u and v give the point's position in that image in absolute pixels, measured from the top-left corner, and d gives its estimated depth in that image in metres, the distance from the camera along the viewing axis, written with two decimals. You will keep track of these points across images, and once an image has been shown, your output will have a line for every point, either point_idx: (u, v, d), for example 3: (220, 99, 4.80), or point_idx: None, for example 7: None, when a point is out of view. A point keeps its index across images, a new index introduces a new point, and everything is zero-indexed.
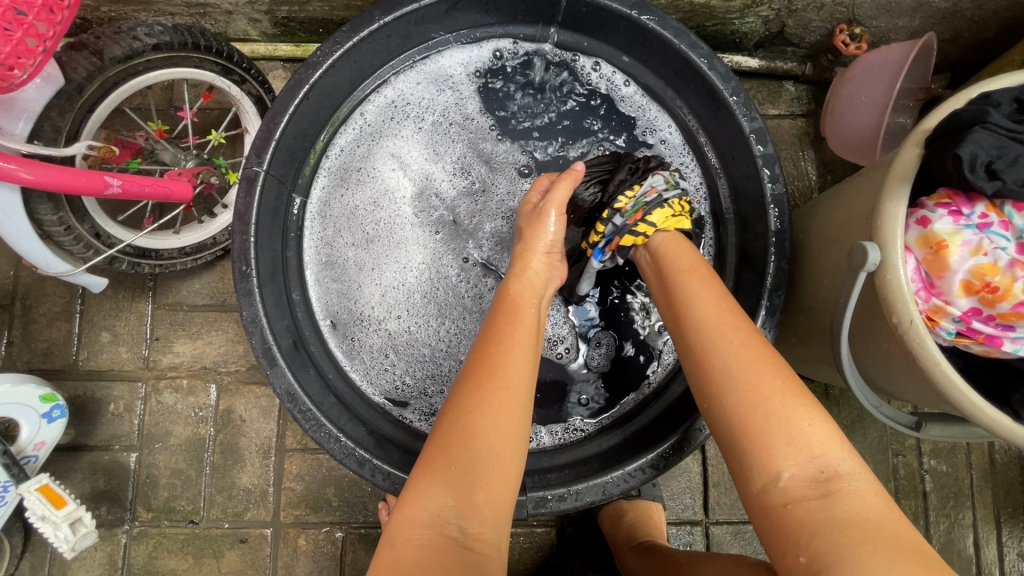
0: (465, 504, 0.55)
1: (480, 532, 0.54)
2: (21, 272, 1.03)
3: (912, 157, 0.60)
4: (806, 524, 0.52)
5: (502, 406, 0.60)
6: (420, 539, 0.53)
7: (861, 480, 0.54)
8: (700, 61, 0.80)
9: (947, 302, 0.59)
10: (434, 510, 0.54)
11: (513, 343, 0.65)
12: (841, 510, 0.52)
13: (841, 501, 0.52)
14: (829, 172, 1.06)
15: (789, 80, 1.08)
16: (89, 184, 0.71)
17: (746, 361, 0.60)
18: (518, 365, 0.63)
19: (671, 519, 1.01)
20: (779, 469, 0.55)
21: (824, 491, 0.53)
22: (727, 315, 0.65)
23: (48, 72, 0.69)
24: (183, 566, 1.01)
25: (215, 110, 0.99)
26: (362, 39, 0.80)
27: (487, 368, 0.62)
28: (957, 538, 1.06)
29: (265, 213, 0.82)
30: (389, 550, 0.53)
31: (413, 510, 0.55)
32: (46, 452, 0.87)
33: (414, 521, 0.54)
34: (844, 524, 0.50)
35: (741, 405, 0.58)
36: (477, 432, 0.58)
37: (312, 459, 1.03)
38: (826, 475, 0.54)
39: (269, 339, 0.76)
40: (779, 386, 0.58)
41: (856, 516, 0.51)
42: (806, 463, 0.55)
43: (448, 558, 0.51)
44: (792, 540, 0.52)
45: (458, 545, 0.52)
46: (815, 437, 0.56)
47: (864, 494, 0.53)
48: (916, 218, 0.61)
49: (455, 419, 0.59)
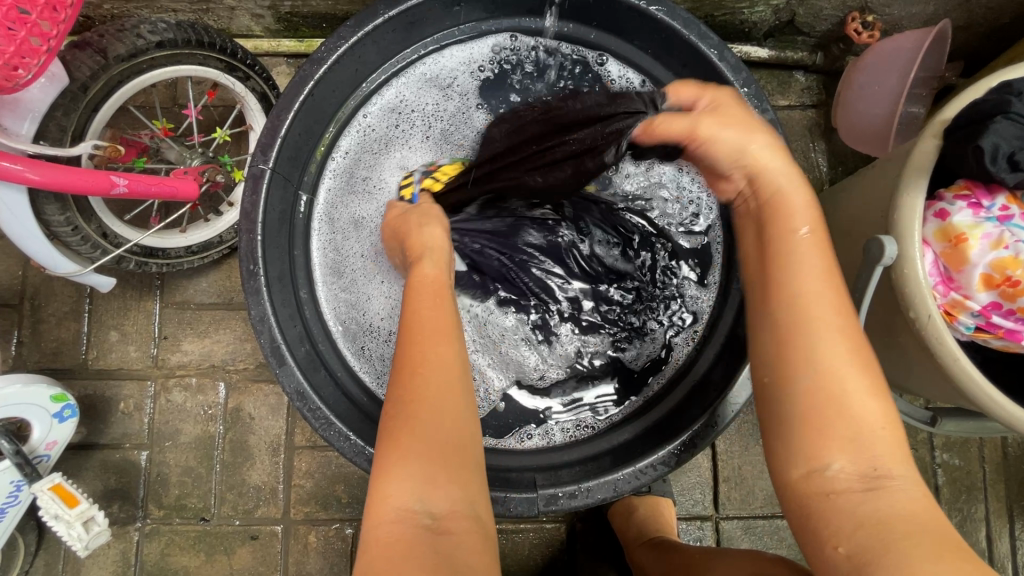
0: (427, 490, 0.54)
1: (445, 510, 0.54)
2: (29, 273, 1.03)
3: (931, 148, 0.59)
4: (848, 516, 0.50)
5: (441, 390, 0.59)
6: (393, 535, 0.52)
7: (912, 482, 0.51)
8: (710, 53, 0.78)
9: (967, 297, 0.58)
10: (399, 504, 0.54)
11: (426, 324, 0.64)
12: (890, 505, 0.50)
13: (888, 494, 0.50)
14: (840, 163, 1.05)
15: (799, 70, 1.06)
16: (95, 184, 0.71)
17: (836, 336, 0.55)
18: (442, 344, 0.62)
19: (681, 514, 1.01)
20: (830, 458, 0.52)
21: (873, 487, 0.51)
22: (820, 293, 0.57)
23: (53, 72, 0.69)
24: (194, 563, 1.01)
25: (219, 107, 0.99)
26: (367, 33, 0.79)
27: (418, 350, 0.62)
28: (970, 532, 1.05)
29: (272, 211, 0.81)
30: (365, 555, 0.52)
31: (381, 508, 0.54)
32: (58, 451, 0.87)
33: (384, 520, 0.53)
34: (889, 518, 0.48)
35: (810, 389, 0.54)
36: (420, 418, 0.57)
37: (321, 456, 1.03)
38: (878, 471, 0.52)
39: (278, 338, 0.76)
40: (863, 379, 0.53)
41: (906, 511, 0.49)
42: (860, 458, 0.52)
43: (423, 550, 0.51)
44: (835, 533, 0.50)
45: (429, 532, 0.52)
46: (875, 435, 0.53)
47: (916, 498, 0.50)
48: (935, 211, 0.59)
49: (400, 410, 0.58)
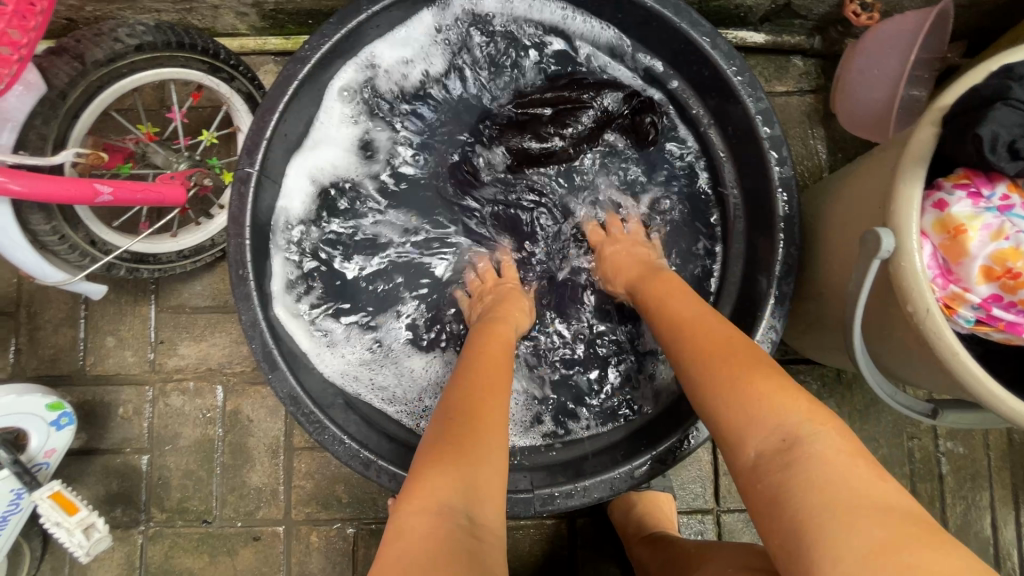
0: (473, 494, 0.53)
1: (485, 521, 0.53)
2: (24, 280, 1.03)
3: (928, 137, 0.57)
4: (774, 501, 0.50)
5: (497, 416, 0.61)
6: (428, 529, 0.50)
7: (823, 441, 0.51)
8: (702, 40, 0.76)
9: (966, 290, 0.56)
10: (442, 499, 0.52)
11: (488, 364, 0.68)
12: (802, 479, 0.49)
13: (799, 458, 0.50)
14: (840, 149, 1.02)
15: (797, 54, 1.03)
16: (80, 193, 0.70)
17: (712, 345, 0.62)
18: (507, 383, 0.66)
19: (681, 508, 1.01)
20: (748, 448, 0.54)
21: (787, 462, 0.51)
22: (699, 315, 0.66)
23: (29, 80, 0.67)
24: (198, 565, 1.02)
25: (207, 109, 0.98)
26: (351, 29, 0.78)
27: (487, 379, 0.65)
28: (975, 520, 1.04)
29: (261, 214, 0.80)
30: (396, 542, 0.50)
31: (421, 501, 0.53)
32: (57, 459, 0.88)
33: (421, 509, 0.52)
34: (806, 491, 0.48)
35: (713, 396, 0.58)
36: (480, 427, 0.58)
37: (321, 457, 1.03)
38: (789, 442, 0.52)
39: (270, 343, 0.75)
40: (754, 362, 0.58)
41: (821, 473, 0.49)
42: (766, 435, 0.53)
43: (454, 548, 0.49)
44: (769, 519, 0.50)
45: (464, 533, 0.51)
46: (772, 399, 0.54)
47: (826, 455, 0.50)
48: (933, 201, 0.58)
49: (463, 418, 0.59)
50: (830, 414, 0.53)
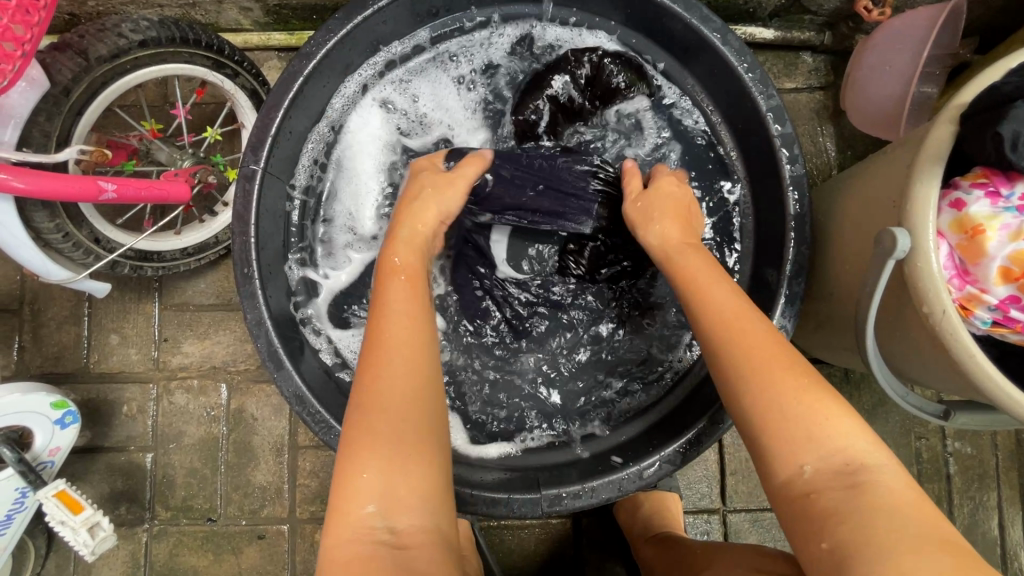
0: (387, 505, 0.53)
1: (409, 526, 0.53)
2: (27, 278, 1.03)
3: (944, 135, 0.56)
4: (831, 515, 0.50)
5: (403, 404, 0.56)
6: (351, 553, 0.51)
7: (888, 470, 0.51)
8: (712, 37, 0.75)
9: (984, 291, 0.55)
10: (359, 519, 0.52)
11: (390, 328, 0.61)
12: (868, 500, 0.49)
13: (867, 488, 0.50)
14: (849, 147, 1.01)
15: (806, 51, 1.02)
16: (83, 190, 0.69)
17: (768, 354, 0.57)
18: (405, 348, 0.59)
19: (687, 508, 1.00)
20: (800, 464, 0.53)
21: (853, 483, 0.50)
22: (737, 308, 0.60)
23: (32, 76, 0.66)
24: (203, 563, 1.02)
25: (210, 105, 0.97)
26: (357, 25, 0.77)
27: (375, 354, 0.59)
28: (982, 521, 1.03)
29: (266, 211, 0.80)
30: (323, 568, 0.52)
31: (342, 521, 0.53)
32: (61, 458, 0.88)
33: (342, 535, 0.52)
34: (874, 513, 0.48)
35: (764, 410, 0.54)
36: (381, 425, 0.55)
37: (325, 456, 1.03)
38: (852, 467, 0.51)
39: (275, 342, 0.75)
40: (813, 381, 0.55)
41: (890, 500, 0.49)
42: (830, 456, 0.52)
43: (379, 567, 0.50)
44: (817, 535, 0.50)
45: (386, 547, 0.51)
46: (839, 424, 0.53)
47: (891, 483, 0.50)
48: (950, 200, 0.57)
49: (359, 415, 0.56)
50: (887, 444, 0.54)
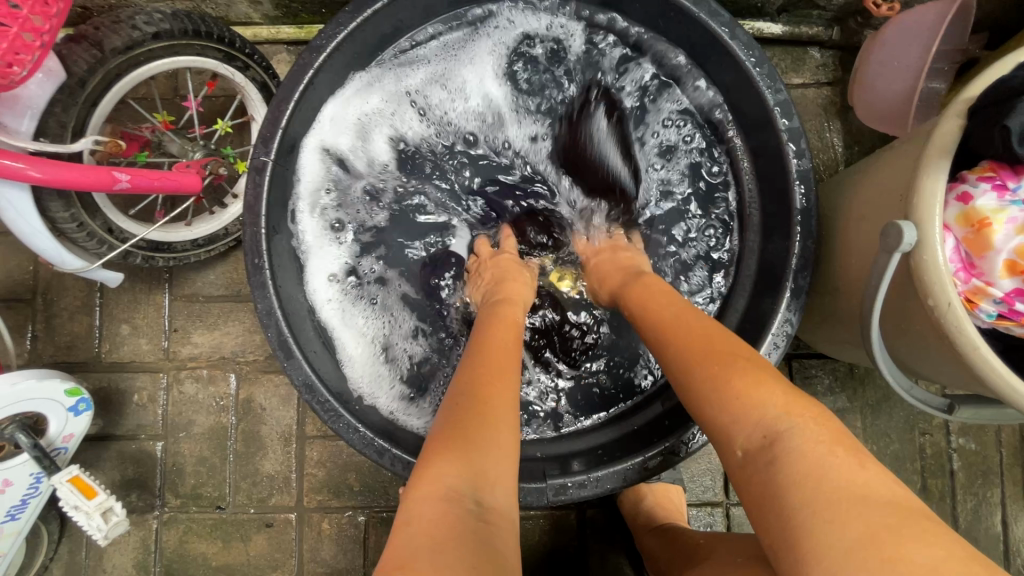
0: (479, 478, 0.53)
1: (497, 507, 0.52)
2: (40, 267, 1.04)
3: (952, 128, 0.57)
4: (763, 499, 0.49)
5: (503, 402, 0.60)
6: (435, 514, 0.50)
7: (805, 434, 0.50)
8: (721, 31, 0.75)
9: (989, 284, 0.56)
10: (449, 485, 0.52)
11: (495, 351, 0.67)
12: (789, 474, 0.48)
13: (785, 452, 0.49)
14: (856, 143, 1.01)
15: (814, 46, 1.02)
16: (97, 180, 0.71)
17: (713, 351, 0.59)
18: (511, 372, 0.65)
19: (691, 501, 1.01)
20: (732, 447, 0.53)
21: (771, 457, 0.50)
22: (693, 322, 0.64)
23: (49, 67, 0.68)
24: (212, 549, 1.04)
25: (220, 98, 0.98)
26: (366, 19, 0.78)
27: (494, 371, 0.64)
28: (985, 517, 1.04)
29: (276, 202, 0.80)
30: (404, 529, 0.50)
31: (428, 486, 0.52)
32: (75, 443, 0.89)
33: (429, 495, 0.51)
34: (796, 485, 0.47)
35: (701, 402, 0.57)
36: (493, 413, 0.58)
37: (332, 446, 1.04)
38: (770, 439, 0.51)
39: (285, 331, 0.76)
40: (744, 364, 0.56)
41: (803, 464, 0.47)
42: (751, 430, 0.52)
43: (463, 533, 0.48)
44: (763, 526, 0.49)
45: (472, 517, 0.50)
46: (750, 396, 0.53)
47: (809, 447, 0.49)
48: (956, 194, 0.57)
49: (470, 400, 0.59)
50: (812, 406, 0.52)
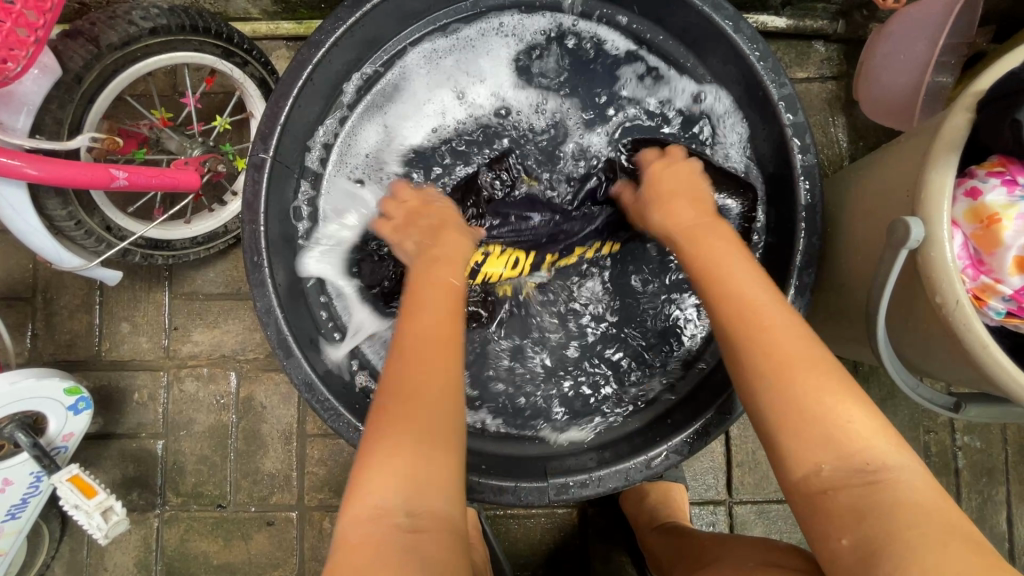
0: (408, 494, 0.52)
1: (422, 514, 0.52)
2: (40, 266, 1.04)
3: (960, 123, 0.55)
4: (848, 515, 0.49)
5: (431, 388, 0.57)
6: (366, 533, 0.51)
7: (913, 472, 0.50)
8: (724, 25, 0.74)
9: (998, 281, 0.55)
10: (377, 501, 0.52)
11: (418, 332, 0.61)
12: (897, 500, 0.48)
13: (887, 488, 0.49)
14: (861, 138, 1.00)
15: (819, 40, 1.01)
16: (94, 177, 0.70)
17: (786, 346, 0.55)
18: (444, 357, 0.59)
19: (694, 499, 1.00)
20: (819, 462, 0.51)
21: (868, 479, 0.50)
22: (757, 297, 0.58)
23: (44, 63, 0.67)
24: (214, 548, 1.04)
25: (219, 94, 0.97)
26: (365, 14, 0.77)
27: (412, 357, 0.59)
28: (990, 515, 1.03)
29: (275, 200, 0.79)
30: (339, 551, 0.51)
31: (360, 504, 0.53)
32: (75, 442, 0.89)
33: (361, 516, 0.52)
34: (901, 511, 0.48)
35: (777, 408, 0.53)
36: (412, 415, 0.55)
37: (333, 444, 1.04)
38: (872, 467, 0.50)
39: (285, 330, 0.75)
40: (830, 373, 0.53)
41: (910, 502, 0.48)
42: (848, 456, 0.51)
43: (393, 549, 0.50)
44: (835, 530, 0.50)
45: (403, 533, 0.51)
46: (853, 421, 0.51)
47: (915, 485, 0.49)
48: (966, 189, 0.57)
49: (388, 402, 0.57)
50: (909, 446, 0.52)
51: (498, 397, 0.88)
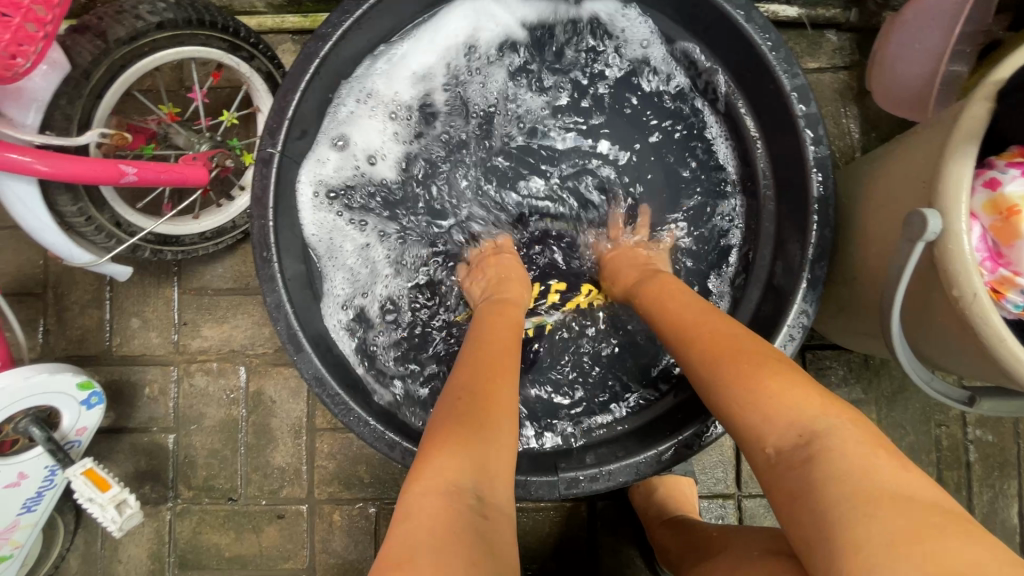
0: (482, 472, 0.53)
1: (494, 501, 0.53)
2: (50, 261, 1.05)
3: (981, 113, 0.55)
4: (796, 489, 0.49)
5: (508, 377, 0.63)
6: (436, 507, 0.51)
7: (842, 432, 0.50)
8: (736, 14, 0.73)
9: (1017, 273, 0.54)
10: (451, 478, 0.52)
11: (495, 338, 0.68)
12: (827, 469, 0.48)
13: (829, 459, 0.48)
14: (873, 129, 0.99)
15: (831, 29, 1.00)
16: (105, 173, 0.70)
17: (727, 349, 0.60)
18: (510, 353, 0.66)
19: (702, 493, 1.00)
20: (764, 444, 0.53)
21: (808, 454, 0.50)
22: (706, 318, 0.65)
23: (53, 59, 0.67)
24: (225, 541, 1.05)
25: (226, 89, 0.97)
26: (372, 7, 0.76)
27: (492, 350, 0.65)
28: (1001, 509, 1.02)
29: (283, 194, 0.79)
30: (404, 524, 0.50)
31: (430, 478, 0.53)
32: (88, 437, 0.90)
33: (430, 489, 0.52)
34: (836, 478, 0.47)
35: (727, 402, 0.57)
36: (490, 397, 0.59)
37: (342, 438, 1.04)
38: (806, 438, 0.51)
39: (295, 325, 0.75)
40: (764, 361, 0.57)
41: (847, 473, 0.47)
42: (786, 434, 0.52)
43: (464, 527, 0.49)
44: (789, 513, 0.50)
45: (474, 512, 0.51)
46: (791, 399, 0.53)
47: (848, 446, 0.49)
48: (984, 180, 0.56)
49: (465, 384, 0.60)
50: (848, 407, 0.53)
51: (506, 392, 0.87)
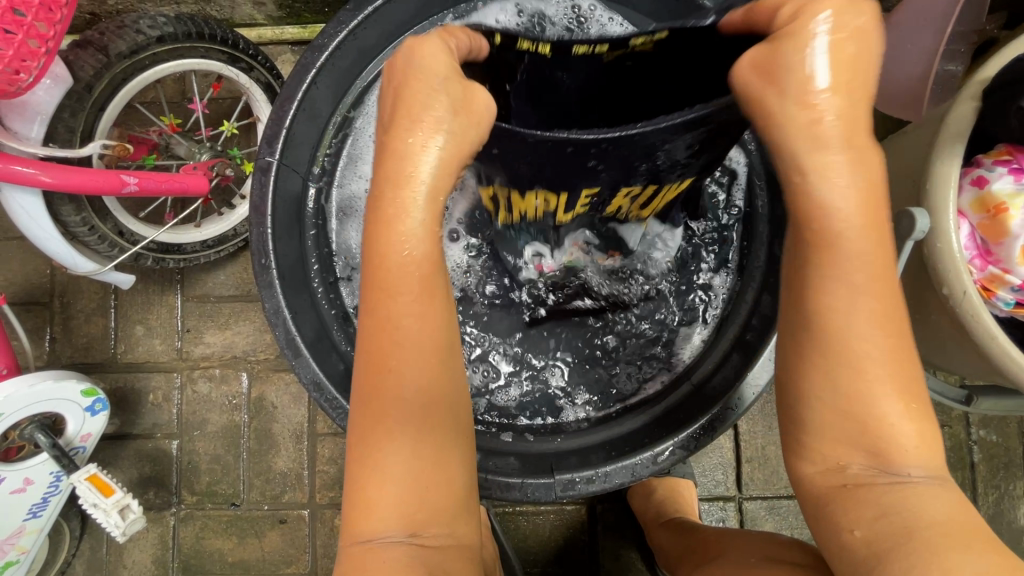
0: (410, 520, 0.52)
1: (436, 535, 0.53)
2: (57, 271, 1.07)
3: (967, 111, 0.55)
4: (869, 509, 0.47)
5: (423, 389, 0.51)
6: (376, 563, 0.50)
7: (938, 476, 0.47)
8: None
9: (1007, 271, 0.54)
10: (383, 535, 0.51)
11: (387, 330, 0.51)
12: (915, 499, 0.46)
13: (920, 497, 0.46)
14: (868, 130, 0.99)
15: None
16: (106, 183, 0.72)
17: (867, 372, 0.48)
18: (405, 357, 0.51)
19: (703, 495, 1.00)
20: (846, 459, 0.49)
21: (894, 477, 0.48)
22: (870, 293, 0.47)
23: (56, 73, 0.68)
24: (228, 545, 1.05)
25: (227, 100, 0.99)
26: (368, 16, 0.78)
27: (378, 358, 0.51)
28: (1007, 510, 1.01)
29: (282, 202, 0.81)
30: (340, 571, 0.52)
31: (364, 530, 0.52)
32: (93, 443, 0.91)
33: (367, 548, 0.51)
34: (924, 515, 0.45)
35: (830, 413, 0.49)
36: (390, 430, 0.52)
37: (343, 443, 1.05)
38: (901, 464, 0.48)
39: (293, 330, 0.76)
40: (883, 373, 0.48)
41: (930, 504, 0.46)
42: (879, 455, 0.48)
43: (402, 571, 0.50)
44: (864, 527, 0.47)
45: (413, 555, 0.51)
46: (898, 427, 0.48)
47: (935, 488, 0.47)
48: (972, 178, 0.56)
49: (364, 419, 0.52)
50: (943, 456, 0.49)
51: (511, 398, 0.87)
